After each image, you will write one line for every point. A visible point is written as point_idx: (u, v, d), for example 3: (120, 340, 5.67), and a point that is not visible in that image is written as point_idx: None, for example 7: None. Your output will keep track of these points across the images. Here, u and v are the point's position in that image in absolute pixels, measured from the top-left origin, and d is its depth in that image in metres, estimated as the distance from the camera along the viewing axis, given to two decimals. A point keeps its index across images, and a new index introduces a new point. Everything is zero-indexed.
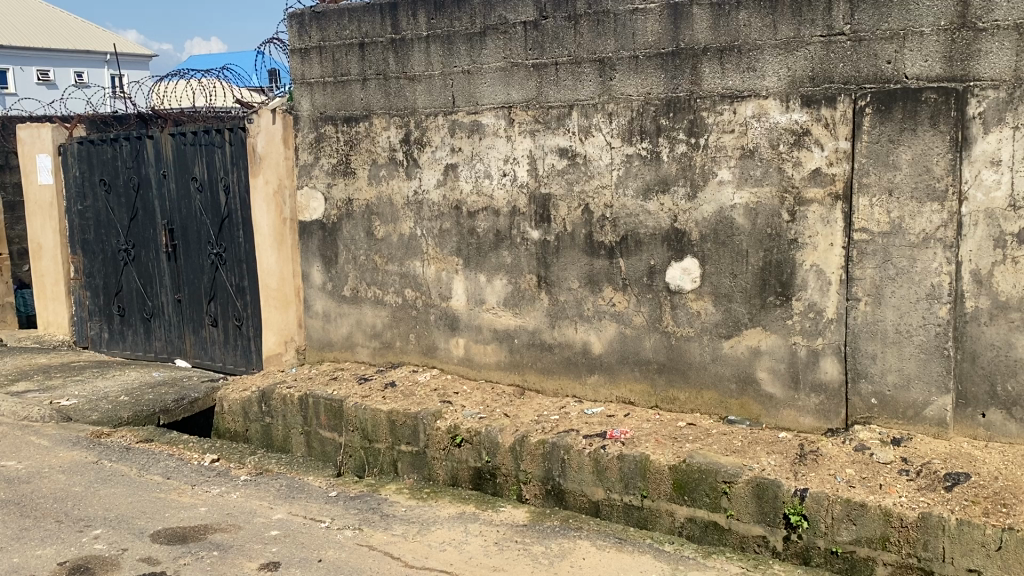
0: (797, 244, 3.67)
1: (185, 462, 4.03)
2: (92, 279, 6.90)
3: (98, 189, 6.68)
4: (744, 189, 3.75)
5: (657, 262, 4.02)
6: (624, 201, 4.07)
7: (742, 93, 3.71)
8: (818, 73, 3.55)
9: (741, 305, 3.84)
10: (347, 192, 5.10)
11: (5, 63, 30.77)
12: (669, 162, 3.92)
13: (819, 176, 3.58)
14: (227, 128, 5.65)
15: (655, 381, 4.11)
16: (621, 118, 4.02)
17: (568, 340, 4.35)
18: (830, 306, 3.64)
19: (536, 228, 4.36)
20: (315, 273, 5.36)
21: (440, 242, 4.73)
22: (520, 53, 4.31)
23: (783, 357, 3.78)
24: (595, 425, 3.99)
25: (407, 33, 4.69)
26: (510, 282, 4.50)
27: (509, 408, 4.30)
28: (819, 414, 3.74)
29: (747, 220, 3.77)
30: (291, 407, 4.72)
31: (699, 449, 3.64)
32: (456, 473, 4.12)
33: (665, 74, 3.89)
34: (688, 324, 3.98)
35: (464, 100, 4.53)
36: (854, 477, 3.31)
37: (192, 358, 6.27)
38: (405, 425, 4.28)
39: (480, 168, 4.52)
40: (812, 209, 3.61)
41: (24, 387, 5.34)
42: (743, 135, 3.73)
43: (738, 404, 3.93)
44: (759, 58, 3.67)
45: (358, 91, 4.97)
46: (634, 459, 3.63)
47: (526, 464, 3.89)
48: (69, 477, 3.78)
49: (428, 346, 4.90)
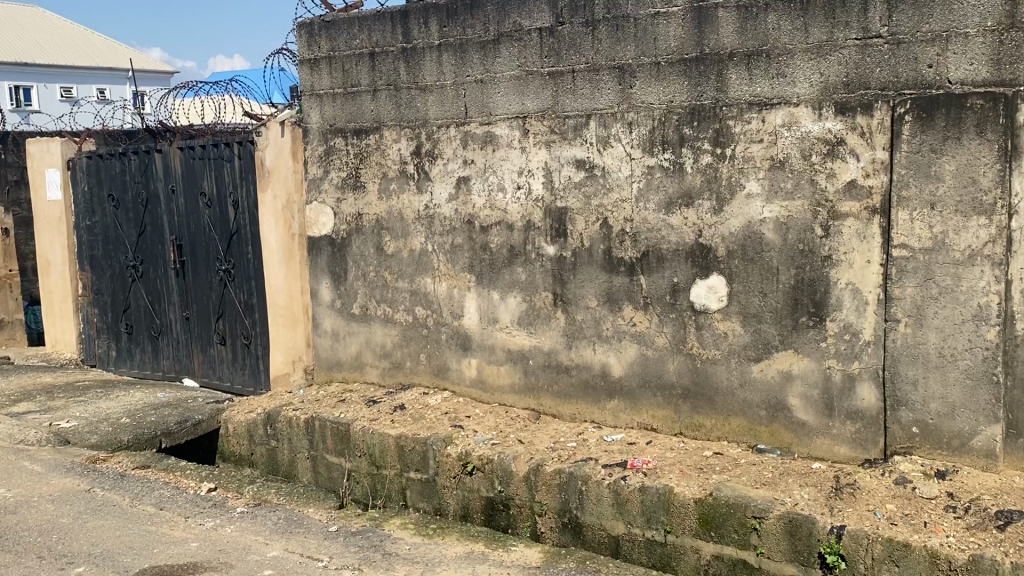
0: (831, 262, 3.43)
1: (181, 491, 3.83)
2: (101, 295, 6.77)
3: (106, 204, 6.56)
4: (775, 202, 3.52)
5: (681, 280, 3.79)
6: (645, 215, 3.85)
7: (772, 100, 3.50)
8: (853, 78, 3.32)
9: (772, 326, 3.60)
10: (357, 206, 4.91)
11: (28, 81, 31.11)
12: (693, 173, 3.70)
13: (854, 189, 3.35)
14: (236, 142, 5.50)
15: (679, 408, 3.87)
16: (643, 127, 3.81)
17: (585, 362, 4.13)
18: (866, 328, 3.39)
19: (553, 244, 4.15)
20: (323, 290, 5.17)
21: (452, 258, 4.54)
22: (535, 61, 4.11)
23: (817, 382, 3.53)
24: (615, 454, 3.76)
25: (418, 41, 4.51)
26: (525, 300, 4.29)
27: (524, 434, 4.08)
28: (855, 443, 3.49)
29: (777, 235, 3.53)
30: (297, 430, 4.53)
31: (727, 481, 3.40)
32: (467, 503, 3.91)
33: (689, 81, 3.68)
34: (714, 346, 3.75)
35: (477, 111, 4.34)
36: (896, 514, 3.05)
37: (200, 377, 6.10)
38: (414, 451, 4.07)
39: (493, 181, 4.32)
40: (847, 223, 3.38)
41: (25, 407, 5.20)
42: (772, 145, 3.51)
43: (767, 432, 3.68)
44: (790, 63, 3.44)
45: (368, 102, 4.80)
46: (656, 491, 3.39)
47: (541, 495, 3.68)
48: (57, 508, 3.59)
49: (439, 366, 4.69)
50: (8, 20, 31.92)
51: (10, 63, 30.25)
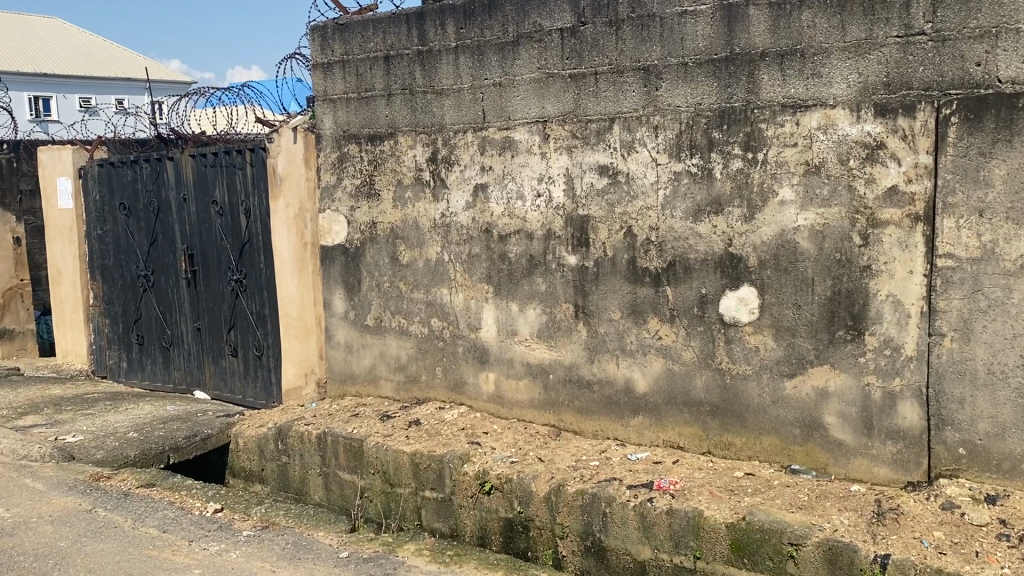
0: (870, 272, 3.24)
1: (186, 512, 3.68)
2: (112, 306, 6.66)
3: (117, 213, 6.46)
4: (809, 209, 3.34)
5: (709, 291, 3.61)
6: (672, 223, 3.68)
7: (807, 102, 3.32)
8: (894, 78, 3.14)
9: (806, 340, 3.41)
10: (371, 215, 4.76)
11: (48, 91, 31.32)
12: (722, 179, 3.53)
13: (895, 196, 3.16)
14: (248, 149, 5.38)
15: (707, 425, 3.69)
16: (669, 131, 3.64)
17: (608, 376, 3.95)
18: (909, 343, 3.20)
19: (574, 253, 3.98)
20: (337, 300, 5.02)
21: (469, 268, 4.37)
22: (556, 63, 3.96)
23: (855, 399, 3.33)
24: (640, 473, 3.58)
25: (435, 44, 4.37)
26: (545, 312, 4.12)
27: (544, 452, 3.91)
28: (896, 464, 3.28)
29: (813, 244, 3.35)
30: (309, 446, 4.38)
31: (760, 504, 3.21)
32: (485, 524, 3.74)
33: (718, 83, 3.51)
34: (745, 361, 3.56)
35: (496, 115, 4.19)
36: (944, 542, 2.86)
37: (211, 390, 5.96)
38: (430, 469, 3.92)
39: (512, 188, 4.16)
40: (887, 232, 3.19)
41: (32, 421, 5.08)
42: (808, 149, 3.32)
43: (802, 451, 3.48)
44: (826, 63, 3.26)
45: (383, 107, 4.65)
46: (685, 515, 3.21)
47: (562, 517, 3.51)
48: (56, 530, 3.45)
49: (456, 380, 4.52)
50: (28, 32, 32.19)
51: (31, 74, 30.47)
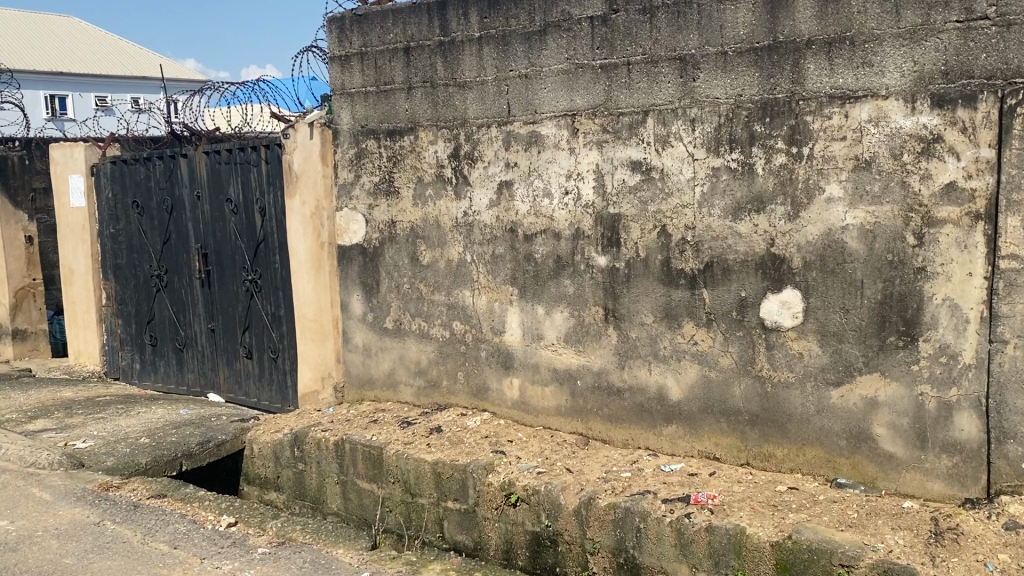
0: (924, 274, 3.03)
1: (198, 526, 3.52)
2: (124, 306, 6.53)
3: (130, 212, 6.32)
4: (858, 207, 3.14)
5: (750, 294, 3.42)
6: (709, 222, 3.48)
7: (856, 93, 3.11)
8: (953, 67, 2.93)
9: (855, 347, 3.20)
10: (390, 213, 4.59)
11: (64, 90, 31.37)
12: (764, 176, 3.33)
13: (953, 192, 2.95)
14: (263, 145, 5.22)
15: (746, 436, 3.49)
16: (706, 125, 3.44)
17: (640, 383, 3.75)
18: (967, 350, 2.98)
19: (604, 253, 3.79)
20: (354, 302, 4.85)
21: (492, 269, 4.19)
22: (586, 53, 3.77)
23: (907, 410, 3.12)
24: (675, 486, 3.38)
25: (457, 34, 4.18)
26: (573, 315, 3.93)
27: (572, 462, 3.72)
28: (952, 480, 3.06)
29: (862, 244, 3.14)
30: (326, 453, 4.22)
31: (806, 521, 3.00)
32: (510, 537, 3.56)
33: (760, 73, 3.31)
34: (788, 368, 3.36)
35: (522, 109, 4.00)
36: (1010, 567, 2.66)
37: (226, 393, 5.81)
38: (452, 479, 3.74)
39: (538, 185, 3.98)
40: (944, 231, 2.97)
41: (42, 425, 4.95)
42: (857, 143, 3.12)
43: (848, 464, 3.27)
44: (878, 51, 3.06)
45: (403, 101, 4.47)
46: (726, 532, 3.00)
47: (593, 532, 3.32)
48: (62, 545, 3.30)
49: (478, 386, 4.34)
50: (44, 30, 32.26)
51: (47, 73, 30.54)
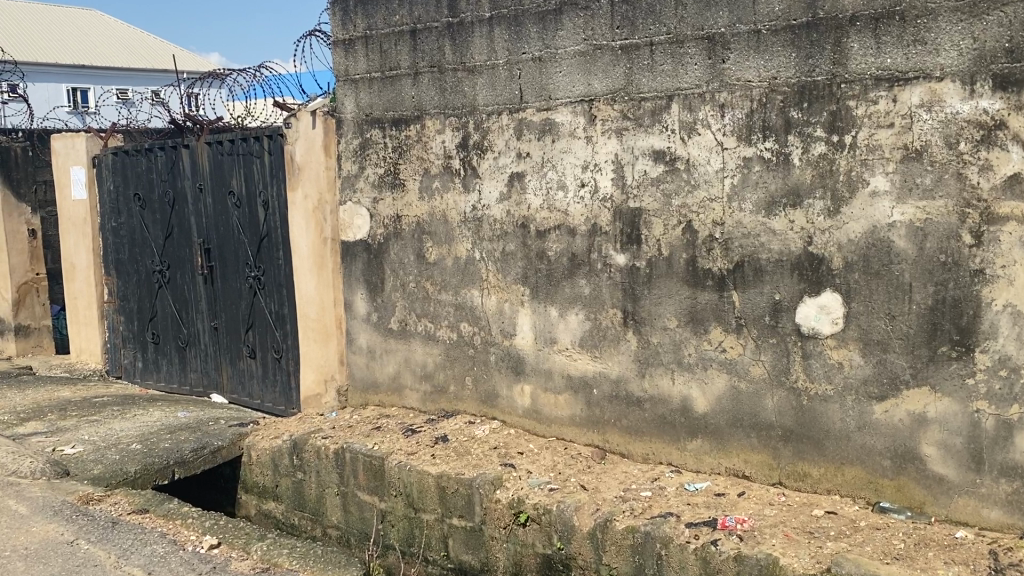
0: (982, 278, 2.70)
1: (177, 548, 3.28)
2: (126, 303, 6.31)
3: (132, 205, 6.10)
4: (907, 202, 2.81)
5: (784, 296, 3.10)
6: (740, 218, 3.17)
7: (906, 74, 2.78)
8: (1019, 44, 2.59)
9: (901, 357, 2.88)
10: (395, 208, 4.31)
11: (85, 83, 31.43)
12: (802, 167, 3.01)
13: (1018, 185, 2.62)
14: (266, 136, 4.95)
15: (778, 452, 3.19)
16: (737, 111, 3.13)
17: (662, 394, 3.45)
18: None
19: (622, 251, 3.49)
20: (358, 301, 4.58)
21: (502, 268, 3.90)
22: (604, 33, 3.46)
23: (960, 428, 2.79)
24: (700, 508, 3.09)
25: (466, 15, 3.89)
26: (589, 318, 3.63)
27: (587, 478, 3.43)
28: (1011, 507, 2.74)
29: (911, 243, 2.82)
30: (325, 462, 3.96)
31: (846, 552, 2.69)
32: (520, 559, 3.29)
33: (798, 53, 2.99)
34: (826, 379, 3.04)
35: (535, 95, 3.71)
36: None
37: (229, 394, 5.59)
38: (458, 494, 3.47)
39: (552, 177, 3.68)
40: (1006, 229, 2.64)
41: (32, 428, 4.74)
42: (906, 130, 2.79)
43: (893, 487, 2.96)
44: (932, 27, 2.72)
45: (409, 87, 4.19)
46: (756, 563, 2.69)
47: (609, 557, 3.04)
48: (29, 568, 3.09)
49: (487, 392, 4.05)
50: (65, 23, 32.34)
51: (69, 67, 30.59)
